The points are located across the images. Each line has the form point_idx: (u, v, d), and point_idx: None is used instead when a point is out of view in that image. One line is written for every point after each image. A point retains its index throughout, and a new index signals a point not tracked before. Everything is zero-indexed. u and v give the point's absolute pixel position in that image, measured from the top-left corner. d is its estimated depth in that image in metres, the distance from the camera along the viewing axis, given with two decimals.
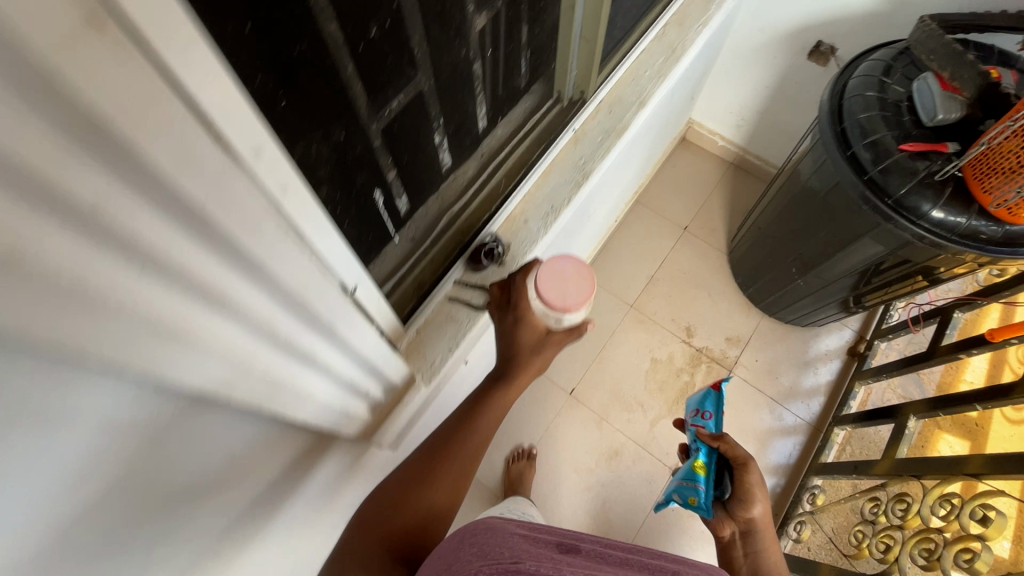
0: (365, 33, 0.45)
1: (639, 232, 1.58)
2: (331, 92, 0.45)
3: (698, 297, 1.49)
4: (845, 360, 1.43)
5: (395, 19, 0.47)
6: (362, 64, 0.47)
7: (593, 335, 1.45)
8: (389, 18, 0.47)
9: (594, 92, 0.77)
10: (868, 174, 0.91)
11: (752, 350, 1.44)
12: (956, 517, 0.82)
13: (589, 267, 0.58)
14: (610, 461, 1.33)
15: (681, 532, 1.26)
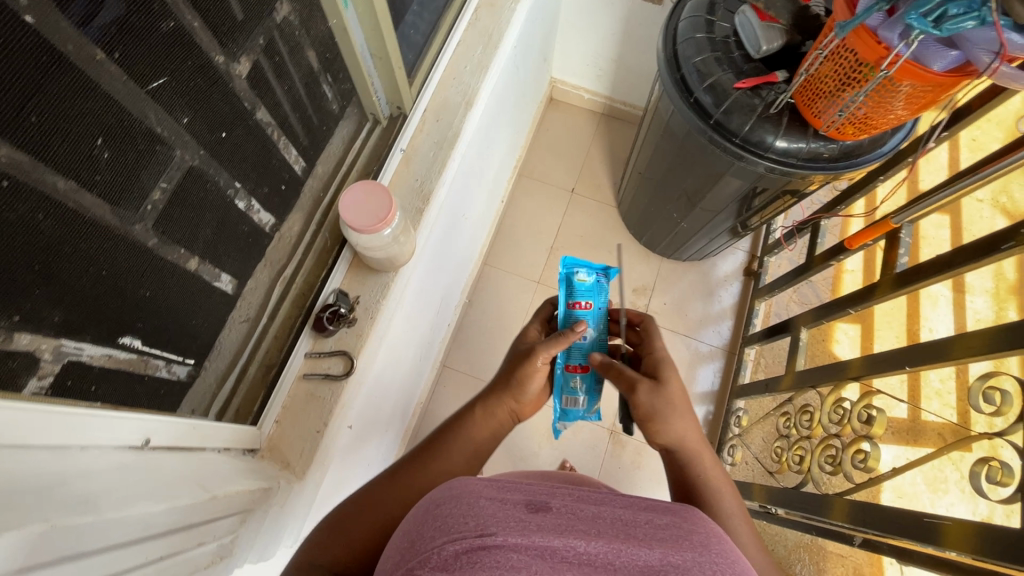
0: (64, 136, 0.34)
1: (529, 206, 1.56)
2: (46, 222, 0.34)
3: (599, 256, 1.50)
4: (743, 281, 1.49)
5: (108, 105, 0.36)
6: (84, 173, 0.36)
7: (507, 321, 1.43)
8: (100, 106, 0.36)
9: (413, 103, 0.71)
10: (713, 118, 0.91)
11: (660, 293, 1.48)
12: (848, 420, 0.89)
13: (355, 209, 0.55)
14: (552, 439, 1.34)
15: (633, 486, 1.30)
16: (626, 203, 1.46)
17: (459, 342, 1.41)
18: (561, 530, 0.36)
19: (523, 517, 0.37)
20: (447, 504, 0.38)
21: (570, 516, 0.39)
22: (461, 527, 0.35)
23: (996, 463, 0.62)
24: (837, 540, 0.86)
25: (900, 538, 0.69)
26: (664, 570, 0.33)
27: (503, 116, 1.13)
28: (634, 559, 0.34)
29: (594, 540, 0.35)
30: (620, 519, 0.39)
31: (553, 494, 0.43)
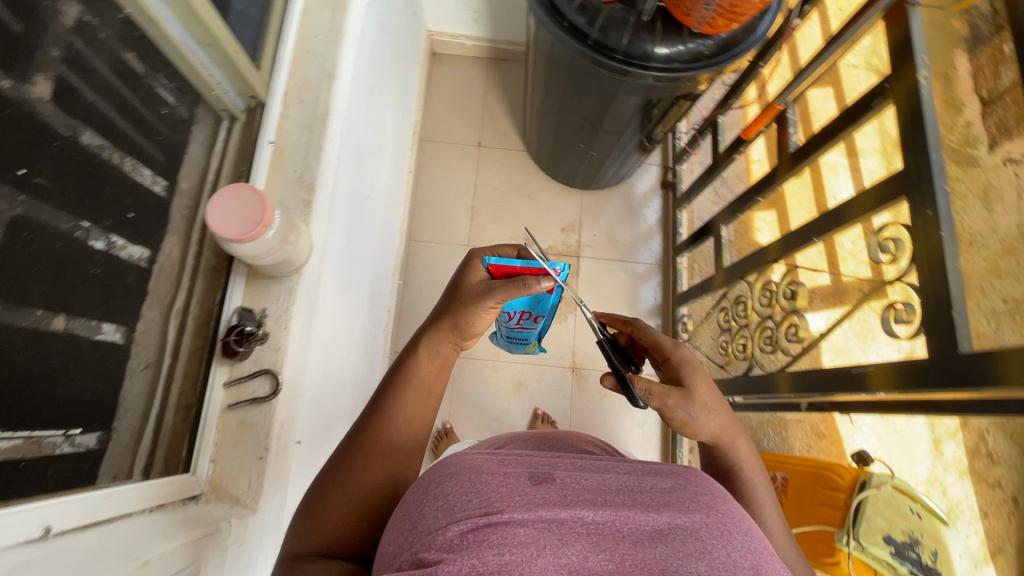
0: None
1: (439, 170, 1.51)
2: None
3: (522, 204, 1.49)
4: (662, 194, 1.53)
5: None
6: None
7: None
8: None
9: (268, 91, 0.65)
10: (591, 39, 0.90)
11: (588, 227, 1.49)
12: (776, 300, 0.94)
13: (245, 200, 0.49)
14: (519, 392, 1.35)
15: (604, 414, 1.36)
16: (533, 145, 1.44)
17: (405, 324, 1.38)
18: (566, 500, 0.38)
19: (526, 490, 0.38)
20: (449, 482, 0.40)
21: (575, 487, 0.39)
22: (470, 504, 0.36)
23: (900, 306, 0.67)
24: (788, 410, 0.93)
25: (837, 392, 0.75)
26: (672, 535, 0.35)
27: (382, 86, 1.06)
28: (641, 525, 0.35)
29: (601, 510, 0.36)
30: (625, 486, 0.40)
31: (555, 464, 0.44)
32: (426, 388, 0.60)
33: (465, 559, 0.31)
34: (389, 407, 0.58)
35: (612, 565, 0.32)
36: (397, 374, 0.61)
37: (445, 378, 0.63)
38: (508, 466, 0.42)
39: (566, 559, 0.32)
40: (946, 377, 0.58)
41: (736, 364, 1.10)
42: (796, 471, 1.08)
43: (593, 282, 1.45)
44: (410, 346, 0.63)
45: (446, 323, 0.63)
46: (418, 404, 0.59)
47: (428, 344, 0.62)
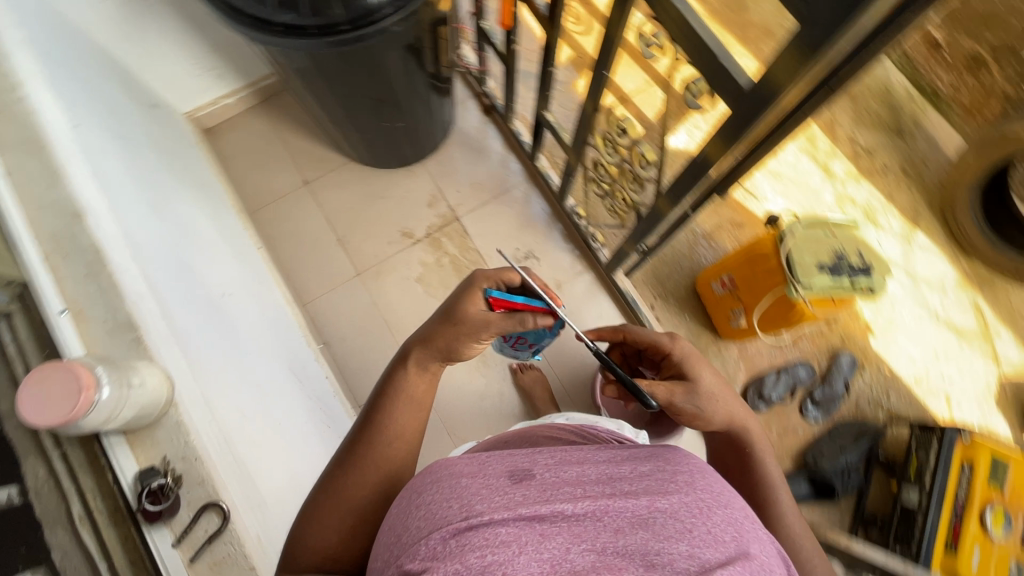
0: None
1: (288, 228, 1.44)
2: None
3: (380, 207, 1.46)
4: (491, 119, 1.53)
5: None
6: None
7: (370, 324, 1.37)
8: None
9: (24, 267, 0.59)
10: (312, 27, 0.86)
11: (449, 188, 1.48)
12: (617, 145, 0.97)
13: (56, 390, 0.46)
14: (488, 362, 1.36)
15: (567, 329, 1.39)
16: (354, 152, 1.41)
17: (353, 377, 1.33)
18: (546, 496, 0.45)
19: (507, 492, 0.45)
20: (432, 493, 0.46)
21: (552, 484, 0.47)
22: (450, 512, 0.43)
23: (690, 83, 0.71)
24: (684, 224, 0.98)
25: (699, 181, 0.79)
26: (653, 518, 0.42)
27: (162, 191, 0.99)
28: (622, 513, 0.43)
29: (582, 503, 0.43)
30: (605, 477, 0.48)
31: (533, 459, 0.51)
32: (415, 402, 0.67)
33: (452, 563, 0.38)
34: (378, 430, 0.64)
35: (595, 555, 0.40)
36: (388, 396, 0.67)
37: (431, 389, 0.70)
38: (488, 468, 0.50)
39: (548, 554, 0.39)
40: (749, 113, 0.62)
41: (627, 218, 1.14)
42: (733, 267, 1.20)
43: (485, 230, 1.45)
44: (399, 361, 0.70)
45: (440, 334, 0.69)
46: (409, 417, 0.66)
47: (416, 364, 0.69)
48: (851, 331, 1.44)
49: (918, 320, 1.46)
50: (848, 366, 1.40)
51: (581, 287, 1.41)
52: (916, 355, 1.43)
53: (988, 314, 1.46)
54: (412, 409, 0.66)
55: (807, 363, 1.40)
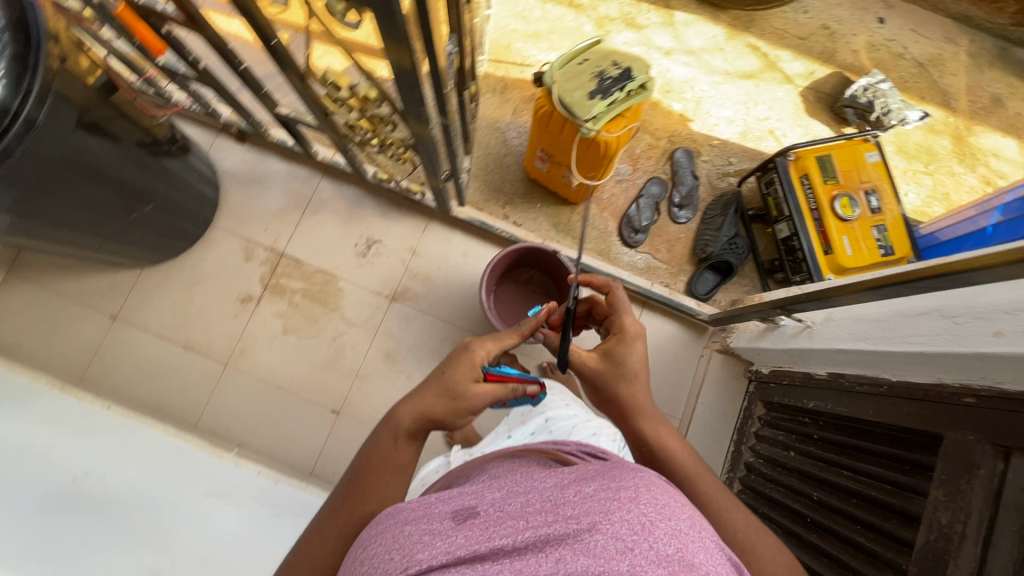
0: None
1: (126, 368, 1.29)
2: None
3: (203, 293, 1.34)
4: (251, 143, 1.40)
5: None
6: None
7: (270, 400, 1.30)
8: None
9: None
10: None
11: (256, 232, 1.37)
12: (346, 100, 0.89)
13: None
14: (397, 359, 1.32)
15: (446, 283, 1.36)
16: (134, 259, 1.26)
17: (286, 455, 1.27)
18: (488, 534, 0.49)
19: (449, 531, 0.51)
20: (382, 546, 0.53)
21: (494, 520, 0.52)
22: (394, 560, 0.49)
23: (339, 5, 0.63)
24: (453, 130, 0.95)
25: (415, 91, 0.75)
26: (591, 535, 0.46)
27: None
28: (561, 536, 0.47)
29: (519, 534, 0.48)
30: (548, 505, 0.52)
31: (480, 496, 0.57)
32: (398, 467, 0.73)
33: None
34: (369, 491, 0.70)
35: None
36: (379, 460, 0.74)
37: (417, 455, 0.76)
38: (437, 512, 0.56)
39: None
40: (388, 3, 0.57)
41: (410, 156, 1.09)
42: (538, 139, 1.21)
43: (315, 247, 1.36)
44: (387, 429, 0.76)
45: (435, 405, 0.76)
46: (392, 483, 0.72)
47: (409, 436, 0.75)
48: (672, 129, 1.51)
49: (716, 85, 1.55)
50: (686, 159, 1.48)
51: (434, 241, 1.38)
52: (732, 115, 1.53)
53: (763, 46, 1.57)
54: (395, 475, 0.73)
55: (655, 178, 1.47)
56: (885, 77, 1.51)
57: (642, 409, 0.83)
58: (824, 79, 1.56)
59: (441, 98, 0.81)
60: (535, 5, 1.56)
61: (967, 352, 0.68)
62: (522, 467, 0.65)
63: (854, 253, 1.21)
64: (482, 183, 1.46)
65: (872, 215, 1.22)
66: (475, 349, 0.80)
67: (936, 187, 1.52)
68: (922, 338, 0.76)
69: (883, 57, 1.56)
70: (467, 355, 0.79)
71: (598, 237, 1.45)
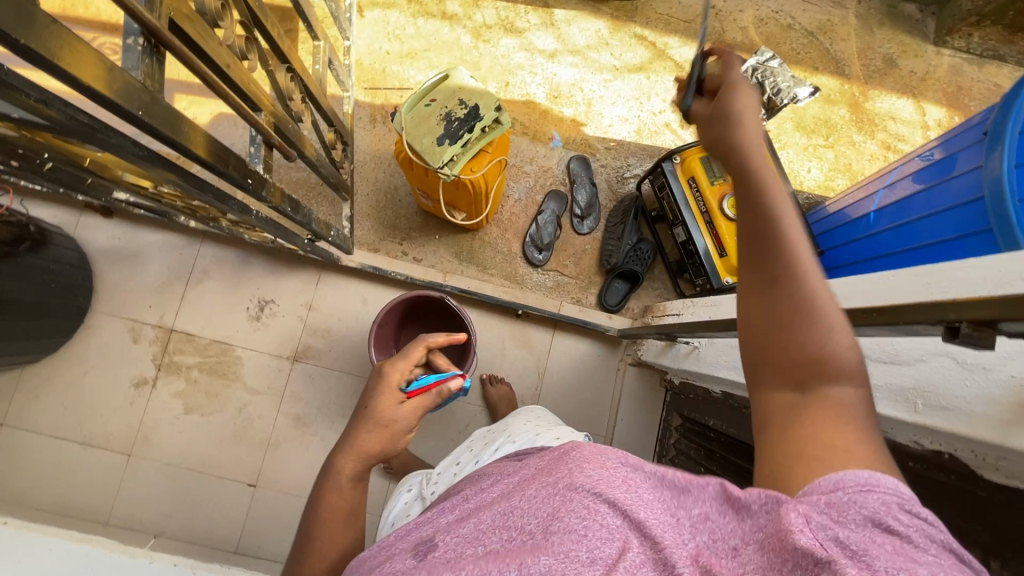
0: None
1: (24, 476, 1.23)
2: None
3: (93, 383, 1.27)
4: (118, 216, 1.31)
5: None
6: None
7: (183, 484, 1.25)
8: None
9: None
10: None
11: (140, 310, 1.30)
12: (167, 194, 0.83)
13: None
14: (309, 420, 1.28)
15: (348, 334, 1.31)
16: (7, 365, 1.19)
17: (207, 537, 1.24)
18: (447, 561, 0.42)
19: (408, 568, 0.44)
20: None
21: (451, 544, 0.44)
22: None
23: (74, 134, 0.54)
24: (295, 204, 0.90)
25: (197, 179, 0.68)
26: (548, 532, 0.39)
27: None
28: (520, 542, 0.40)
29: (472, 557, 0.41)
30: (503, 514, 0.45)
31: (439, 525, 0.50)
32: (346, 519, 0.64)
33: None
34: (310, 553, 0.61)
35: None
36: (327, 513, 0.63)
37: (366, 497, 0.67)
38: (399, 550, 0.49)
39: None
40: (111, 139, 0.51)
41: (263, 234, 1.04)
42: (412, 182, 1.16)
43: (206, 317, 1.30)
44: (322, 480, 0.66)
45: (370, 435, 0.68)
46: (338, 537, 0.62)
47: (350, 481, 0.66)
48: (565, 136, 1.46)
49: (606, 83, 1.49)
50: (582, 167, 1.44)
51: (329, 292, 1.32)
52: (625, 113, 1.49)
53: (650, 35, 1.51)
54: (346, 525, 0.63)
55: (553, 192, 1.42)
56: (775, 53, 1.47)
57: (792, 250, 0.46)
58: None
59: (248, 188, 0.74)
60: (407, 21, 1.47)
61: None
62: (490, 481, 0.57)
63: None
64: (374, 220, 1.40)
65: None
66: (383, 372, 0.73)
67: (838, 159, 1.49)
68: None
69: (772, 31, 1.52)
70: (383, 379, 0.72)
71: (503, 261, 1.41)
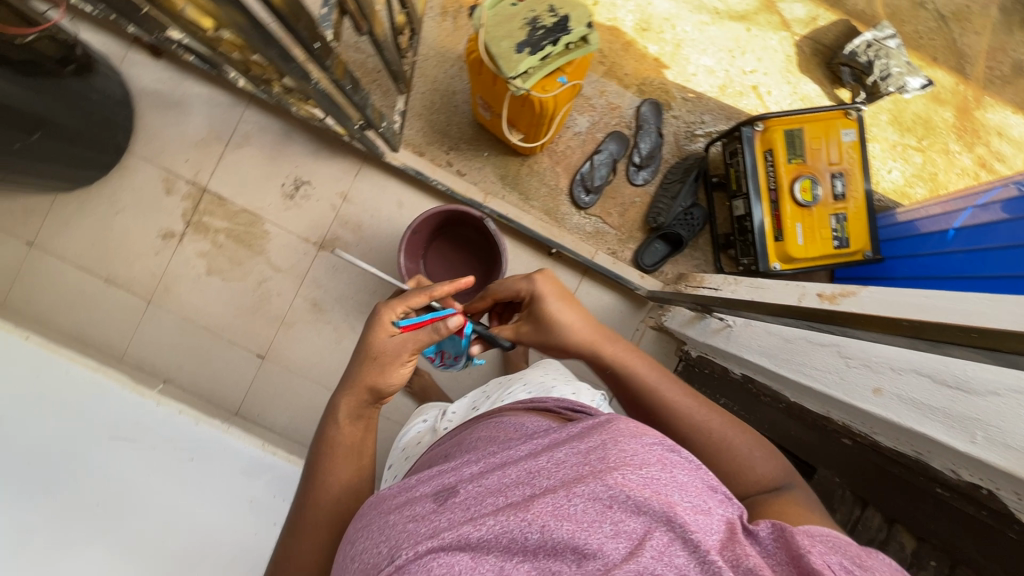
0: None
1: (49, 299, 1.27)
2: None
3: (123, 226, 1.28)
4: (168, 58, 1.26)
5: None
6: None
7: (196, 340, 1.29)
8: None
9: None
10: None
11: (176, 162, 1.27)
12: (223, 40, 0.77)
13: None
14: (324, 308, 1.29)
15: (377, 234, 1.29)
16: (43, 188, 1.19)
17: (212, 394, 1.29)
18: (471, 513, 0.44)
19: (432, 514, 0.46)
20: (362, 542, 0.48)
21: (473, 492, 0.46)
22: (381, 559, 0.45)
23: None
24: (355, 84, 0.84)
25: (263, 29, 0.63)
26: (574, 505, 0.42)
27: None
28: (543, 508, 0.42)
29: (496, 514, 0.43)
30: (524, 473, 0.47)
31: (459, 471, 0.51)
32: (352, 454, 0.66)
33: None
34: (321, 482, 0.63)
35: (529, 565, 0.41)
36: (340, 446, 0.66)
37: (369, 435, 0.69)
38: (416, 491, 0.50)
39: None
40: None
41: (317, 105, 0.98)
42: (477, 89, 1.08)
43: (239, 184, 1.28)
44: (327, 418, 0.68)
45: (368, 368, 0.67)
46: (347, 471, 0.64)
47: (346, 415, 0.67)
48: (643, 75, 1.35)
49: (701, 26, 1.36)
50: (653, 113, 1.34)
51: (366, 187, 1.29)
52: (713, 65, 1.36)
53: None
54: (352, 455, 0.66)
55: (615, 133, 1.33)
56: (896, 31, 1.32)
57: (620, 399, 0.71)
58: (826, 28, 1.36)
59: (313, 54, 0.69)
60: None
61: (842, 401, 0.64)
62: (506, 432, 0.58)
63: (804, 243, 1.12)
64: (425, 122, 1.33)
65: (835, 201, 1.12)
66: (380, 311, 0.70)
67: (925, 165, 1.38)
68: (814, 372, 0.71)
69: (899, 5, 1.35)
70: (372, 319, 0.70)
71: (547, 194, 1.35)
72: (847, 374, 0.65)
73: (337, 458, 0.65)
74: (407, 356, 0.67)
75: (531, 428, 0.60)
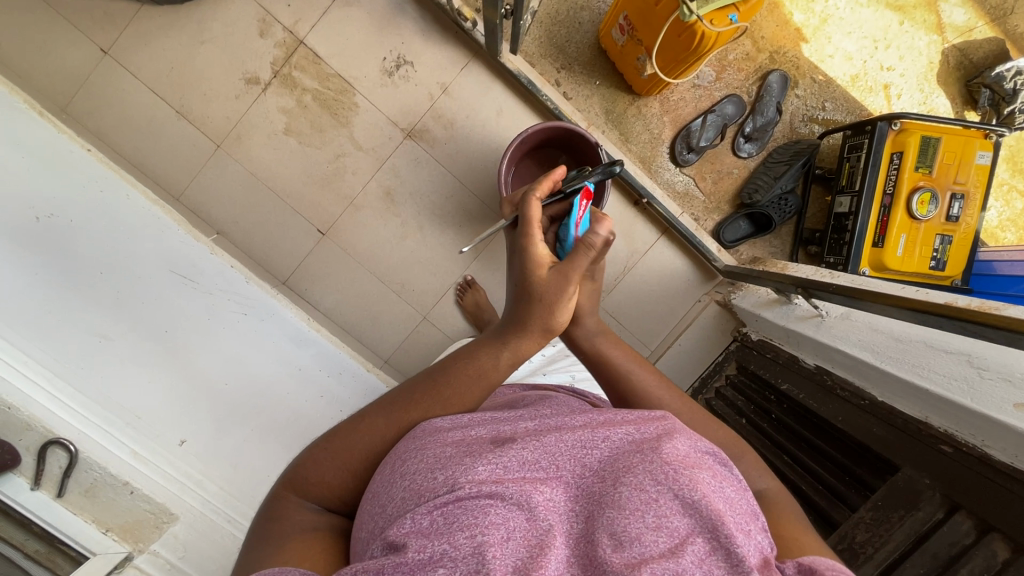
0: None
1: (115, 116, 1.19)
2: None
3: (206, 57, 1.18)
4: None
5: None
6: None
7: (258, 199, 1.23)
8: None
9: None
10: None
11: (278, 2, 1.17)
12: None
13: None
14: (396, 200, 1.24)
15: (469, 137, 1.23)
16: None
17: (264, 257, 1.25)
18: (529, 468, 0.45)
19: (493, 454, 0.46)
20: (412, 460, 0.48)
21: (535, 448, 0.46)
22: (432, 482, 0.44)
23: None
24: None
25: None
26: (633, 491, 0.42)
27: None
28: None
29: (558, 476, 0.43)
30: (586, 445, 0.47)
31: (516, 424, 0.51)
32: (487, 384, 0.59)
33: (431, 548, 0.39)
34: (449, 393, 0.58)
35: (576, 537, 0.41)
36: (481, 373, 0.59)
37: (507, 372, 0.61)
38: (472, 430, 0.51)
39: (532, 539, 0.41)
40: None
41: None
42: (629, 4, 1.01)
43: (339, 45, 1.18)
44: (490, 339, 0.61)
45: (524, 321, 0.60)
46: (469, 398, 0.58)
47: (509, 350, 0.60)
48: (781, 43, 1.28)
49: (853, 7, 1.28)
50: (779, 86, 1.27)
51: (470, 84, 1.21)
52: (854, 51, 1.29)
53: None
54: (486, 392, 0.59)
55: (735, 97, 1.26)
56: None
57: None
58: (979, 43, 1.29)
59: None
60: None
61: (972, 409, 0.66)
62: (555, 405, 0.58)
63: (903, 255, 1.10)
64: (546, 31, 1.24)
65: (946, 222, 1.09)
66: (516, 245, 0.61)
67: None
68: (935, 376, 0.73)
69: None
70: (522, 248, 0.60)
71: (648, 142, 1.29)
72: (982, 386, 0.68)
73: (470, 382, 0.58)
74: (575, 287, 0.58)
75: (579, 405, 0.60)
